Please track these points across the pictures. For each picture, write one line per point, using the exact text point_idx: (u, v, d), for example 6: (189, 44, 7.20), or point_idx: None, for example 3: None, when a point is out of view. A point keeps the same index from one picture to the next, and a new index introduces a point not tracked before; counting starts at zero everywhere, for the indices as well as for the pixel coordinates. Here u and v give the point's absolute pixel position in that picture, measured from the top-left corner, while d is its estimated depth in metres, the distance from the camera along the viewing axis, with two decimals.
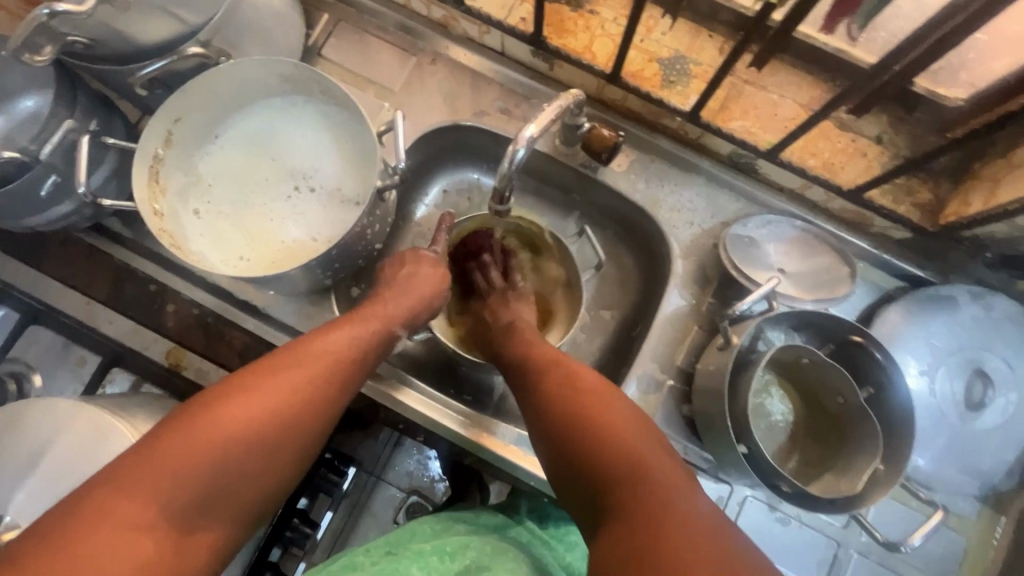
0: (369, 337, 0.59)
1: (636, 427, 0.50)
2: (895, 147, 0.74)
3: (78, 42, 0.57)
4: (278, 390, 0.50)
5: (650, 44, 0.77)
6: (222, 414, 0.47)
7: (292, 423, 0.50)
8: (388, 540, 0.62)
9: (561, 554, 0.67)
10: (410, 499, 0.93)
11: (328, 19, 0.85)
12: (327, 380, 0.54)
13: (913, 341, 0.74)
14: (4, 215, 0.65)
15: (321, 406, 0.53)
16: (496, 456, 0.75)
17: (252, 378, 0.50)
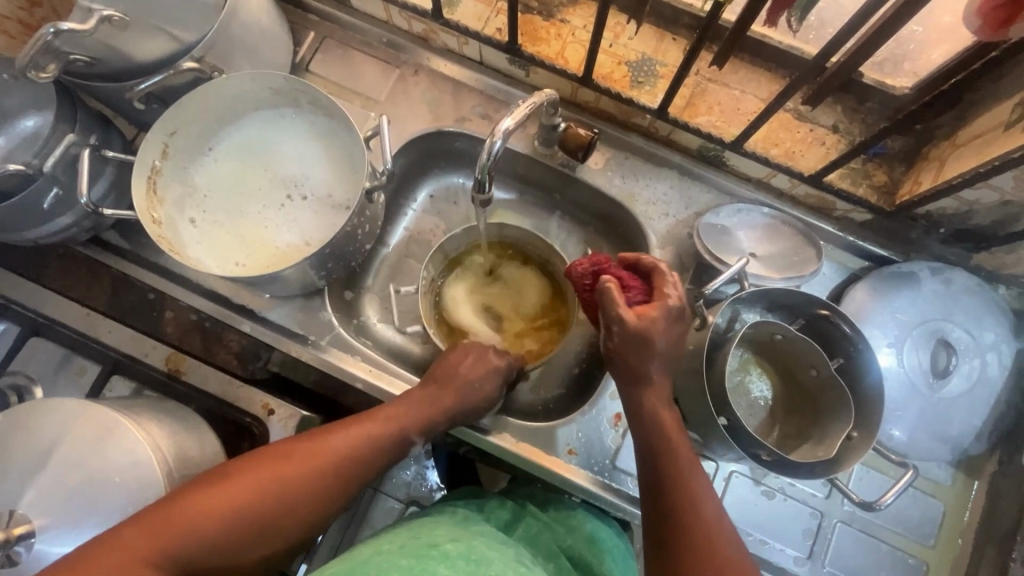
0: (389, 432, 0.65)
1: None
2: (850, 135, 0.79)
3: (80, 60, 0.61)
4: (288, 483, 0.57)
5: (618, 48, 0.82)
6: (234, 487, 0.54)
7: (288, 513, 0.57)
8: (405, 540, 0.60)
9: (562, 536, 0.71)
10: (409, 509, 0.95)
11: (314, 36, 0.90)
12: (330, 480, 0.59)
13: (881, 316, 0.78)
14: (7, 228, 0.68)
15: (319, 503, 0.59)
16: (498, 447, 0.78)
17: (269, 459, 0.58)
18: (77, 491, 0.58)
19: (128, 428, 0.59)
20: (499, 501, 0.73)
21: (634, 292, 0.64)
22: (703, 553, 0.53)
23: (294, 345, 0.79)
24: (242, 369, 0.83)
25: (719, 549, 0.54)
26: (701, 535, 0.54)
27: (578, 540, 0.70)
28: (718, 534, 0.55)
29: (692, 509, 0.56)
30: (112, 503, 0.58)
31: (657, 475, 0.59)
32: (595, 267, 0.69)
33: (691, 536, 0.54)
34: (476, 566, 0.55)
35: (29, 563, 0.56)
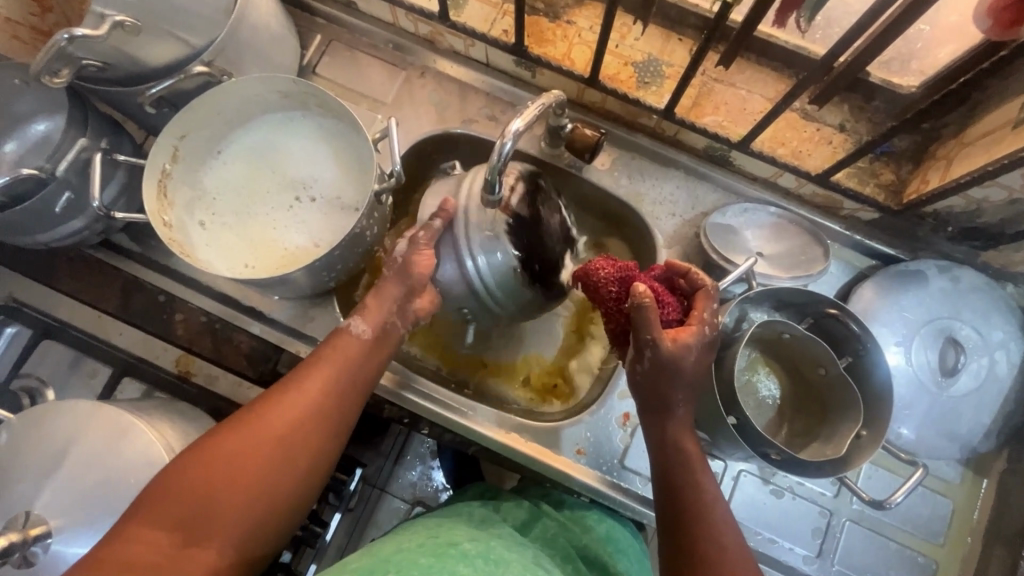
0: (338, 356, 0.63)
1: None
2: (857, 134, 0.79)
3: (92, 65, 0.62)
4: (267, 430, 0.57)
5: (625, 49, 0.82)
6: (216, 452, 0.54)
7: (284, 459, 0.57)
8: (424, 539, 0.60)
9: (578, 535, 0.71)
10: (415, 510, 0.98)
11: (321, 39, 0.90)
12: (312, 416, 0.59)
13: (889, 314, 0.79)
14: (21, 231, 0.68)
15: (310, 440, 0.59)
16: (485, 439, 0.78)
17: (239, 419, 0.57)
18: (92, 492, 0.58)
19: (141, 430, 0.60)
20: (515, 501, 0.73)
21: (669, 309, 0.64)
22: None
23: (303, 347, 0.80)
24: (251, 371, 0.80)
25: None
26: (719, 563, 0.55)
27: (594, 540, 0.71)
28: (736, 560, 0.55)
29: (711, 535, 0.57)
30: (127, 504, 0.58)
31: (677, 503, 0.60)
32: (622, 273, 0.66)
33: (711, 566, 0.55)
34: (495, 567, 0.56)
35: (48, 564, 0.56)
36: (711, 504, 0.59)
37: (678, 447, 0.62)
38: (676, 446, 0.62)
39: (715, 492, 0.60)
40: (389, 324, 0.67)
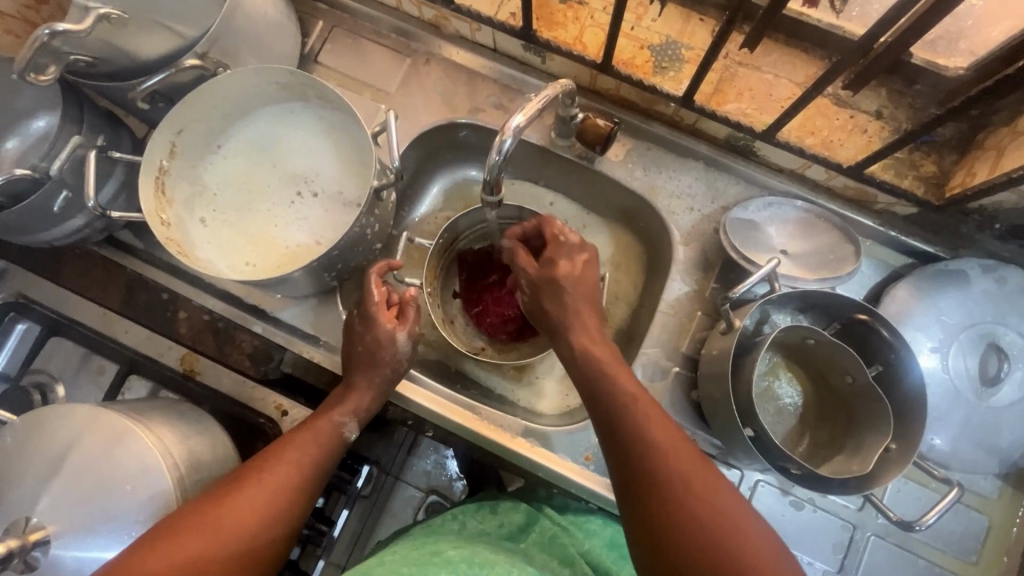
0: (319, 439, 0.65)
1: (727, 494, 0.51)
2: (895, 122, 0.73)
3: (82, 61, 0.60)
4: (231, 523, 0.55)
5: (641, 31, 0.76)
6: (175, 547, 0.52)
7: (243, 556, 0.55)
8: (409, 552, 0.59)
9: (579, 540, 0.70)
10: (430, 499, 0.96)
11: (323, 25, 0.87)
12: (275, 510, 0.58)
13: (924, 317, 0.73)
14: (22, 231, 0.68)
15: (271, 534, 0.58)
16: (504, 449, 0.76)
17: (199, 511, 0.55)
18: (91, 495, 0.58)
19: (139, 436, 0.59)
20: (513, 504, 0.73)
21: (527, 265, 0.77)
22: (678, 483, 0.51)
23: (305, 346, 0.79)
24: (255, 370, 0.80)
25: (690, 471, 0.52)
26: (668, 459, 0.53)
27: (596, 546, 0.70)
28: (683, 452, 0.53)
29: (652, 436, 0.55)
30: (125, 509, 0.58)
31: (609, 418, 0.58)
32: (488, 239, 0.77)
33: (662, 467, 0.53)
34: (481, 569, 0.55)
35: (48, 568, 0.57)
36: (642, 407, 0.57)
37: (594, 369, 0.62)
38: (592, 370, 0.62)
39: (644, 397, 0.59)
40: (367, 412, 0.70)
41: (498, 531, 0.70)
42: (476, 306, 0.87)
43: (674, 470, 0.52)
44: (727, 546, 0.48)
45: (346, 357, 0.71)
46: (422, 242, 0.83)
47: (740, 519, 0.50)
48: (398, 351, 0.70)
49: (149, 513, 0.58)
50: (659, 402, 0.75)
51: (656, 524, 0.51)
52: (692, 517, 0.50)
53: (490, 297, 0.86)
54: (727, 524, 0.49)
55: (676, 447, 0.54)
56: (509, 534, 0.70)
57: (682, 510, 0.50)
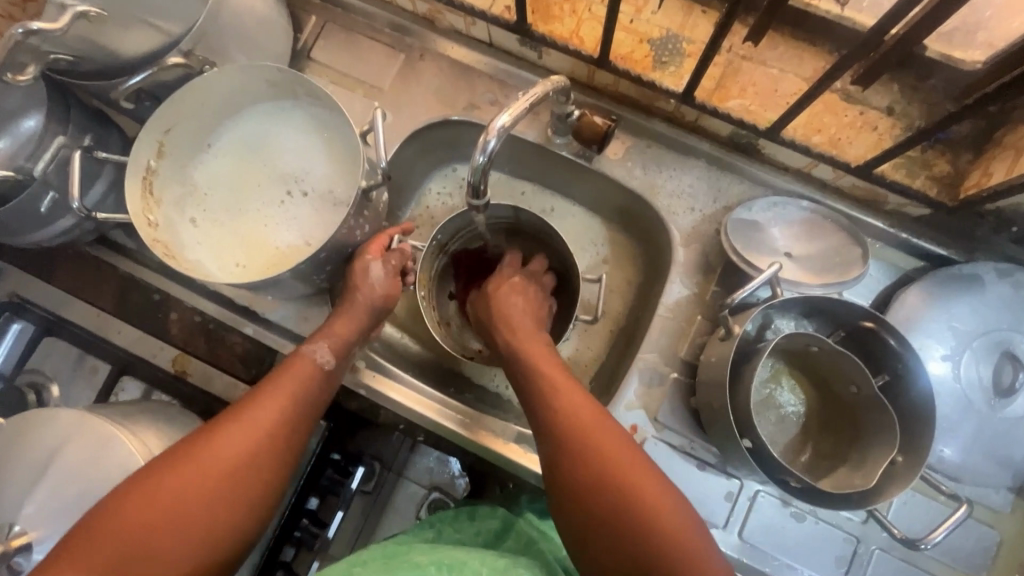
0: (299, 376, 0.61)
1: (667, 490, 0.50)
2: (907, 118, 0.69)
3: (63, 60, 0.58)
4: (211, 460, 0.52)
5: (640, 24, 0.73)
6: (153, 491, 0.49)
7: (230, 489, 0.52)
8: (380, 557, 0.58)
9: (561, 546, 0.67)
10: (432, 496, 0.93)
11: (316, 20, 0.85)
12: (261, 443, 0.55)
13: (935, 324, 0.70)
14: (9, 232, 0.67)
15: (260, 464, 0.54)
16: (495, 453, 0.74)
17: (177, 453, 0.52)
18: (76, 500, 0.58)
19: (123, 441, 0.59)
20: (493, 510, 0.74)
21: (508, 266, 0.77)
22: (618, 485, 0.50)
23: (296, 349, 0.77)
24: (246, 373, 0.80)
25: (630, 470, 0.51)
26: (609, 461, 0.52)
27: (576, 551, 0.67)
28: (620, 453, 0.52)
29: (590, 435, 0.54)
30: None
31: (548, 420, 0.56)
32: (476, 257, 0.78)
33: (601, 466, 0.52)
34: (449, 572, 0.54)
35: None
36: (583, 406, 0.56)
37: (538, 375, 0.60)
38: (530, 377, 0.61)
39: (583, 396, 0.57)
40: (349, 346, 0.66)
41: (476, 539, 0.70)
42: (474, 309, 0.86)
43: (614, 473, 0.51)
44: (668, 548, 0.47)
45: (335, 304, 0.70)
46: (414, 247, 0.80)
47: (680, 518, 0.49)
48: (387, 296, 0.69)
49: None
50: (656, 409, 0.72)
51: (593, 528, 0.50)
52: (631, 519, 0.49)
53: None
54: (667, 523, 0.48)
55: (616, 446, 0.53)
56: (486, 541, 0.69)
57: (619, 513, 0.49)
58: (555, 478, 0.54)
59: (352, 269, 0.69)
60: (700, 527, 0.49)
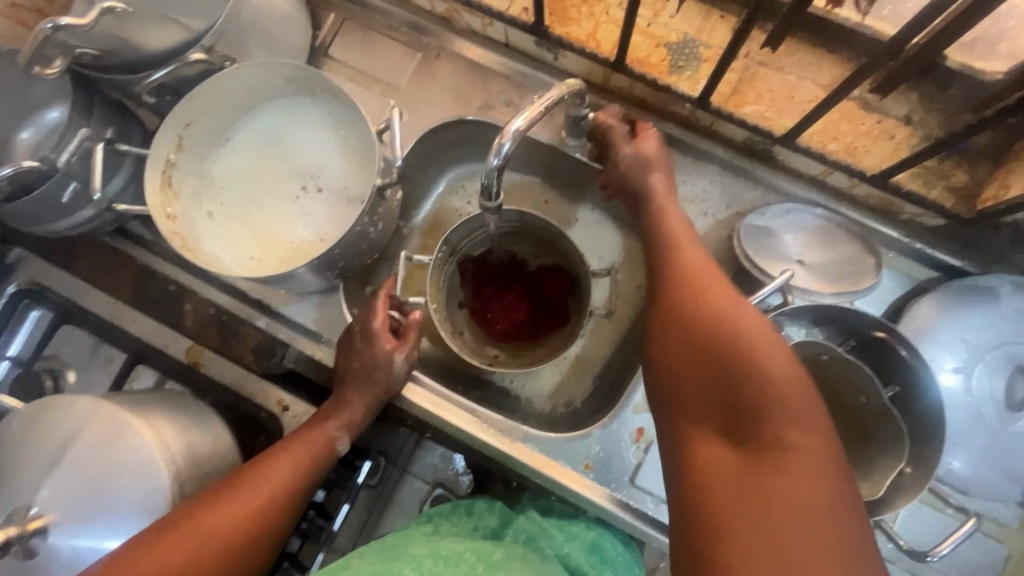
0: (313, 449, 0.66)
1: (791, 373, 0.47)
2: (925, 128, 0.69)
3: (88, 53, 0.59)
4: (214, 531, 0.56)
5: (657, 28, 0.73)
6: (160, 555, 0.53)
7: (223, 567, 0.56)
8: (378, 554, 0.59)
9: (560, 542, 0.69)
10: (435, 492, 0.95)
11: (335, 18, 0.86)
12: (259, 522, 0.59)
13: (947, 335, 0.70)
14: (31, 221, 0.68)
15: (251, 549, 0.59)
16: (501, 453, 0.75)
17: (184, 518, 0.56)
18: (90, 487, 0.59)
19: (137, 429, 0.60)
20: (492, 502, 0.75)
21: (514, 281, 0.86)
22: (727, 351, 0.49)
23: (308, 343, 0.79)
24: (257, 365, 0.80)
25: (749, 342, 0.49)
26: (721, 333, 0.51)
27: (576, 549, 0.69)
28: (751, 328, 0.50)
29: (708, 311, 0.53)
30: (121, 499, 0.59)
31: (669, 297, 0.57)
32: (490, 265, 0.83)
33: (702, 345, 0.51)
34: (444, 564, 0.56)
35: (47, 557, 0.58)
36: (712, 289, 0.55)
37: (679, 266, 0.59)
38: (662, 268, 0.60)
39: (724, 286, 0.55)
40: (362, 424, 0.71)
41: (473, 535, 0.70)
42: (485, 315, 0.86)
43: (727, 342, 0.50)
44: (773, 421, 0.45)
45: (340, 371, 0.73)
46: (421, 259, 0.80)
47: (798, 397, 0.46)
48: (394, 371, 0.72)
49: (145, 505, 0.59)
50: None
51: (691, 392, 0.51)
52: (737, 387, 0.48)
53: (500, 305, 0.86)
54: (777, 398, 0.46)
55: (736, 321, 0.51)
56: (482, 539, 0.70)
57: (725, 378, 0.48)
58: (660, 341, 0.55)
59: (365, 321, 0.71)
60: (821, 422, 0.46)
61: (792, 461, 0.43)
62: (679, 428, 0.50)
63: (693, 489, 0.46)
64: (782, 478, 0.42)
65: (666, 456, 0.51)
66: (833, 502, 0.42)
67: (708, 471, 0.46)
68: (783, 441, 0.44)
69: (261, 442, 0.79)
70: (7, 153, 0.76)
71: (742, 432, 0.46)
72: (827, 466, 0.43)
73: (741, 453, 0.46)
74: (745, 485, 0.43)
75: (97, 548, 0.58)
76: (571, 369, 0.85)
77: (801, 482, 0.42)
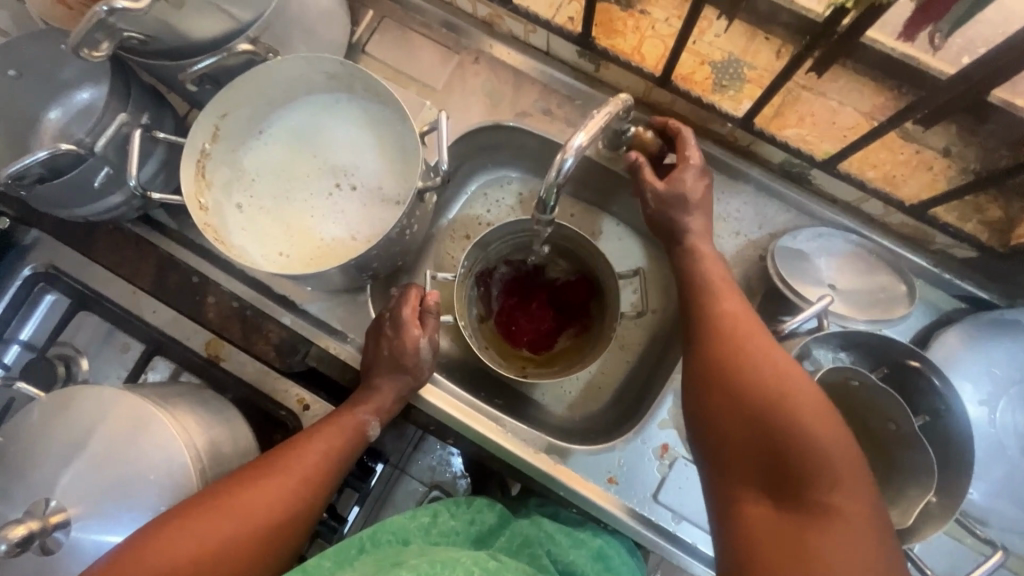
0: (341, 436, 0.66)
1: (835, 435, 0.47)
2: (963, 161, 0.69)
3: (134, 38, 0.58)
4: (253, 510, 0.57)
5: (702, 46, 0.74)
6: (201, 532, 0.54)
7: (264, 539, 0.57)
8: (370, 565, 0.54)
9: (565, 550, 0.66)
10: (432, 495, 0.92)
11: (373, 15, 0.85)
12: (297, 501, 0.61)
13: (973, 367, 0.70)
14: (60, 205, 0.67)
15: (289, 521, 0.60)
16: (512, 455, 0.75)
17: (224, 492, 0.57)
18: (113, 481, 0.58)
19: (161, 422, 0.58)
20: (491, 503, 0.72)
21: (542, 291, 0.87)
22: (769, 407, 0.50)
23: (332, 341, 0.78)
24: (281, 363, 0.78)
25: (790, 394, 0.50)
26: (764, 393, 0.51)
27: (582, 555, 0.66)
28: (795, 389, 0.50)
29: (753, 362, 0.53)
30: (145, 494, 0.58)
31: (711, 347, 0.57)
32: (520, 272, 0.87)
33: (744, 398, 0.52)
34: (442, 567, 0.51)
35: (68, 550, 0.57)
36: (752, 342, 0.55)
37: (721, 314, 0.59)
38: (703, 309, 0.61)
39: (763, 336, 0.56)
40: (391, 413, 0.71)
41: (468, 529, 0.68)
42: (509, 325, 0.86)
43: (770, 403, 0.50)
44: (818, 483, 0.46)
45: (369, 360, 0.72)
46: (444, 277, 0.78)
47: (839, 450, 0.47)
48: (421, 358, 0.70)
49: (169, 500, 0.58)
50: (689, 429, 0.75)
51: (732, 450, 0.51)
52: (781, 451, 0.48)
53: (524, 315, 0.87)
54: (823, 463, 0.46)
55: (781, 378, 0.51)
56: (478, 535, 0.68)
57: (766, 438, 0.49)
58: (701, 391, 0.55)
59: (394, 323, 0.70)
60: (868, 487, 0.46)
61: (837, 527, 0.44)
62: (724, 487, 0.51)
63: (737, 546, 0.48)
64: (832, 546, 0.43)
65: (711, 510, 0.52)
66: (879, 567, 0.43)
67: (751, 529, 0.47)
68: (825, 506, 0.45)
69: (277, 441, 0.77)
70: (33, 133, 0.74)
71: (787, 494, 0.47)
72: (868, 529, 0.44)
73: (788, 514, 0.46)
74: (792, 546, 0.44)
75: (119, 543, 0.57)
76: (590, 379, 0.85)
77: (849, 549, 0.43)
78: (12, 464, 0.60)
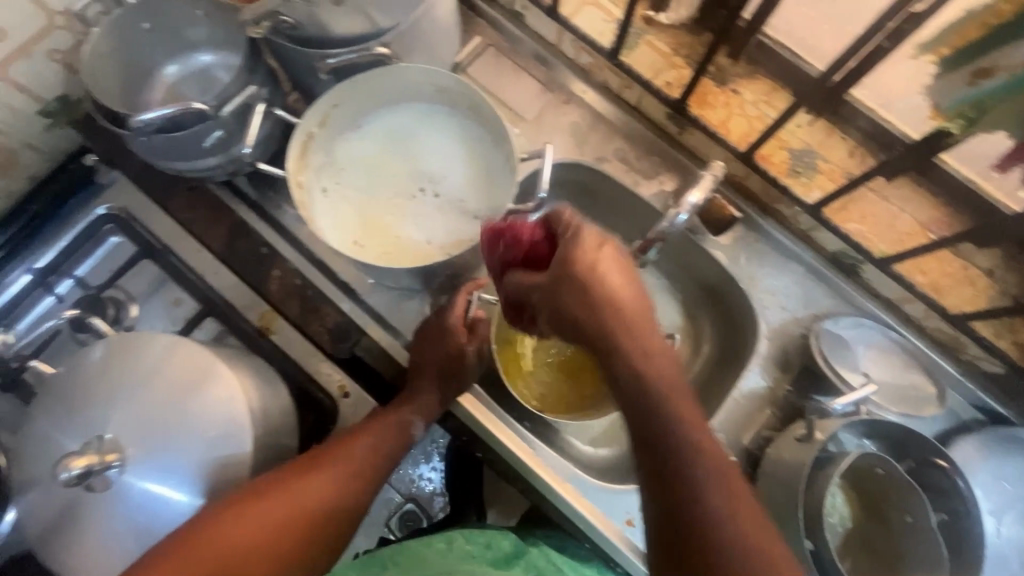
0: (390, 436, 0.67)
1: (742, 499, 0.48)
2: (1003, 283, 0.75)
3: (286, 22, 0.63)
4: (312, 497, 0.60)
5: (784, 133, 0.80)
6: (261, 516, 0.56)
7: (320, 527, 0.60)
8: None
9: None
10: (406, 508, 0.86)
11: (480, 42, 0.90)
12: (349, 493, 0.63)
13: (987, 477, 0.75)
14: (163, 156, 0.69)
15: (342, 513, 0.62)
16: (530, 471, 0.76)
17: (284, 482, 0.59)
18: (165, 430, 0.59)
19: (224, 377, 0.60)
20: (506, 535, 0.74)
21: None
22: (678, 465, 0.49)
23: (385, 335, 0.81)
24: (331, 346, 0.79)
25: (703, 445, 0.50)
26: (672, 472, 0.49)
27: None
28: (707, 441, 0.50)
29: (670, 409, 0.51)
30: (199, 446, 0.59)
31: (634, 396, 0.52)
32: None
33: (666, 453, 0.50)
34: None
35: (116, 492, 0.57)
36: (672, 394, 0.52)
37: (640, 351, 0.53)
38: (611, 354, 0.53)
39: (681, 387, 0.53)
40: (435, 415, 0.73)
41: (486, 552, 0.69)
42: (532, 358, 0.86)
43: (679, 477, 0.49)
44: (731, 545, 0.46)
45: (415, 361, 0.73)
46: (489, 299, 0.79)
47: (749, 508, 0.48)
48: (466, 363, 0.73)
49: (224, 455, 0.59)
50: None
51: (657, 513, 0.49)
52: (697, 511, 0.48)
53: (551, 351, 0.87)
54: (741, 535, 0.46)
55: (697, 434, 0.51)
56: (495, 559, 0.68)
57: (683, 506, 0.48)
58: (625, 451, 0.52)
59: (449, 326, 0.72)
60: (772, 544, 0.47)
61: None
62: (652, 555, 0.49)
63: None
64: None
65: None
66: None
67: None
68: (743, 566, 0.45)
69: (308, 423, 0.78)
70: (147, 84, 0.77)
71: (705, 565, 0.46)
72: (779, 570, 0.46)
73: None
74: None
75: (167, 492, 0.58)
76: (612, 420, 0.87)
77: None
78: (69, 399, 0.60)
